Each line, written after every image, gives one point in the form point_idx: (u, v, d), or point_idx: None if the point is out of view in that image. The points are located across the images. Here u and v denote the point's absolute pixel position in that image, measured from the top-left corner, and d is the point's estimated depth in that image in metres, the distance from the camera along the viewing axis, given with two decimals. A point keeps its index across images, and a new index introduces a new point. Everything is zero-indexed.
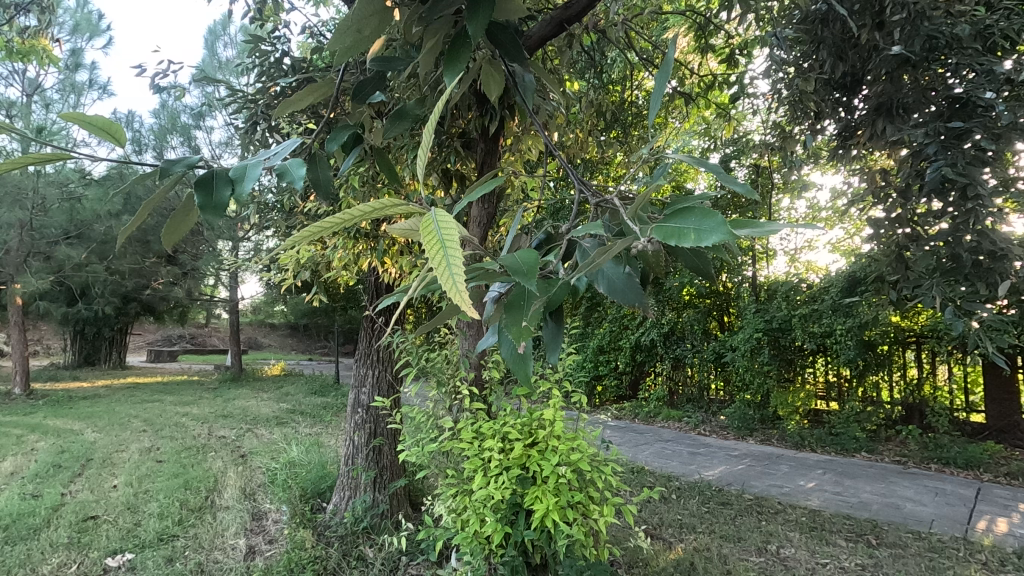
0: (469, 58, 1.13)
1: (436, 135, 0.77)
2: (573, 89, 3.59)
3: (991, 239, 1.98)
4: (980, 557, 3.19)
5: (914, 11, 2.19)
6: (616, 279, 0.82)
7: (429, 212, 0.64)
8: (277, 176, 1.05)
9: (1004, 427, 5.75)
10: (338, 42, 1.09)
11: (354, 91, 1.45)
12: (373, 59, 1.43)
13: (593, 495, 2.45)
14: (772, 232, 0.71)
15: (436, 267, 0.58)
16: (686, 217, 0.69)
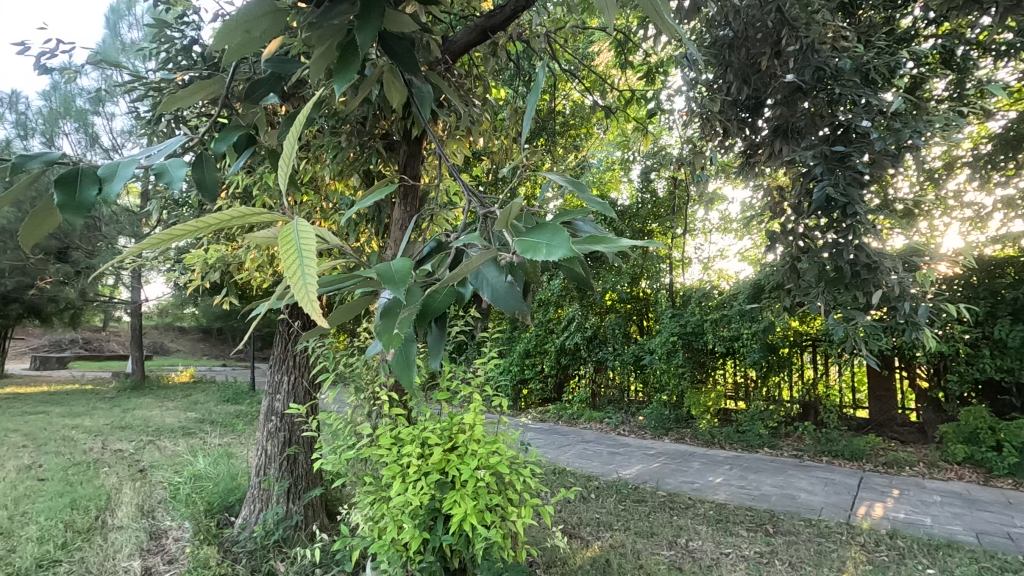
0: (359, 67, 1.15)
1: (300, 144, 0.76)
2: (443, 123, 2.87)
3: (867, 253, 2.25)
4: (860, 540, 3.53)
5: (805, 43, 2.40)
6: (499, 287, 0.82)
7: (292, 220, 0.64)
8: (154, 176, 1.01)
9: (882, 421, 6.41)
10: (225, 41, 1.03)
11: (247, 90, 1.42)
12: (267, 60, 1.39)
13: (512, 497, 2.48)
14: (627, 247, 0.75)
15: (289, 275, 0.59)
16: (539, 233, 0.73)
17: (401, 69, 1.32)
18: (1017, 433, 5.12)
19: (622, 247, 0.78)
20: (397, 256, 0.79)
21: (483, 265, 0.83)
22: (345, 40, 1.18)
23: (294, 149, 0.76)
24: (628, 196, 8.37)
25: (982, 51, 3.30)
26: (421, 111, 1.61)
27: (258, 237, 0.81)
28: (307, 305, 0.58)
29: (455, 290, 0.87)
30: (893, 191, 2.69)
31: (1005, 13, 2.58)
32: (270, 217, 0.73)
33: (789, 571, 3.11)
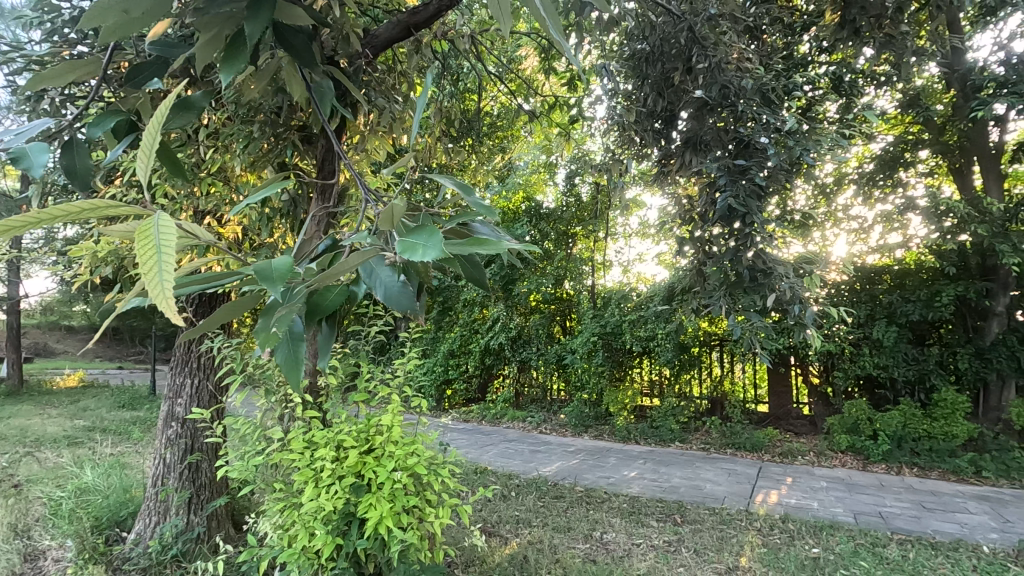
0: (248, 59, 1.14)
1: (161, 139, 0.72)
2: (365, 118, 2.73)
3: (763, 260, 2.46)
4: (757, 525, 3.81)
5: (713, 63, 2.64)
6: (391, 286, 0.83)
7: (154, 215, 0.62)
8: (13, 161, 0.97)
9: (780, 414, 6.93)
10: (97, 20, 0.95)
11: (128, 74, 1.34)
12: (150, 43, 1.34)
13: (430, 498, 2.46)
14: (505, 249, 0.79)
15: (145, 272, 0.58)
16: (422, 235, 0.78)
17: (298, 64, 1.28)
18: (890, 422, 5.73)
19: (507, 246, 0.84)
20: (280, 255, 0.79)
21: (378, 264, 0.86)
22: (236, 31, 1.14)
23: (155, 143, 0.73)
24: (553, 199, 8.57)
25: (865, 80, 3.68)
26: (321, 106, 1.59)
27: (113, 235, 0.77)
28: (163, 304, 0.57)
29: (346, 288, 0.91)
30: (789, 204, 2.94)
31: (882, 47, 2.90)
32: (130, 212, 0.69)
33: (694, 557, 3.30)
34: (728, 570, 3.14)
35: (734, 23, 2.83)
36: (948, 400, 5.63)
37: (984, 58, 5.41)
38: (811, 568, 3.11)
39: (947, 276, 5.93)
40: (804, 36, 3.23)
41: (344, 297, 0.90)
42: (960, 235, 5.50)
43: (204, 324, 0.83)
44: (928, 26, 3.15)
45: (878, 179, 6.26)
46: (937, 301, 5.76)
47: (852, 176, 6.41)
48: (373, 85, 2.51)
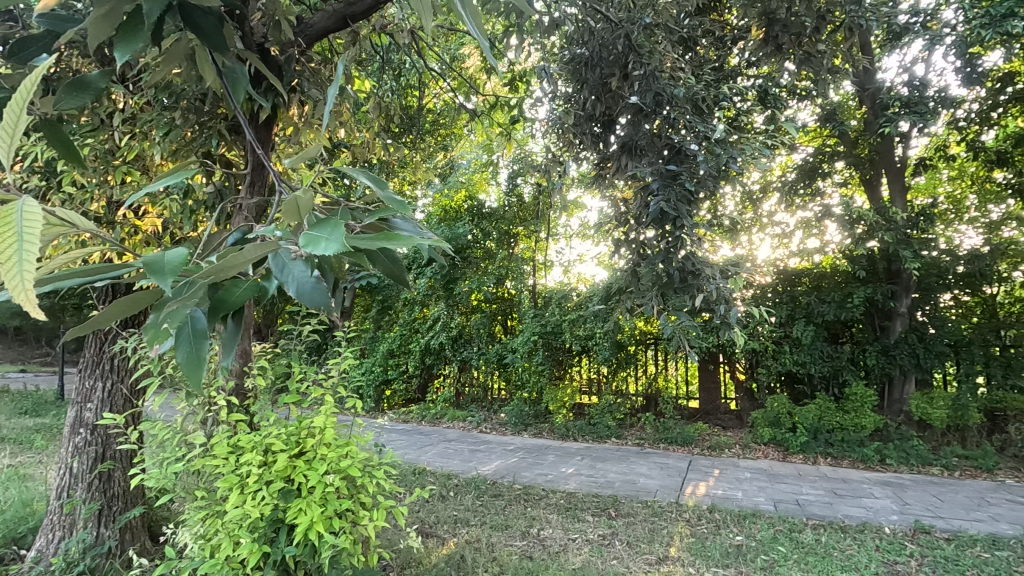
0: (147, 38, 1.09)
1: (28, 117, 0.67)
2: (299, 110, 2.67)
3: (692, 263, 2.58)
4: (686, 516, 3.97)
5: (648, 70, 2.75)
6: (304, 283, 0.82)
7: (21, 200, 0.61)
8: None
9: (709, 409, 7.23)
10: None
11: (13, 49, 1.24)
12: (38, 17, 1.23)
13: (364, 500, 2.40)
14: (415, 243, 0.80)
15: (4, 259, 0.56)
16: (325, 235, 0.77)
17: (206, 46, 1.22)
18: (807, 415, 6.13)
19: (420, 247, 0.83)
20: (174, 250, 0.77)
21: (290, 262, 0.83)
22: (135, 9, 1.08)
23: (22, 122, 0.68)
24: (496, 199, 8.61)
25: (787, 94, 3.93)
26: (234, 91, 1.54)
27: None
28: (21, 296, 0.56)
29: (255, 286, 0.86)
30: (718, 208, 3.09)
31: (801, 64, 3.11)
32: None
33: (626, 550, 3.40)
34: (658, 561, 3.25)
35: (668, 33, 2.95)
36: (857, 393, 6.09)
37: (890, 78, 5.89)
38: (735, 555, 3.28)
39: (859, 278, 6.41)
40: (734, 49, 3.40)
41: (253, 295, 0.86)
42: (869, 241, 5.93)
43: (90, 321, 0.79)
44: (842, 46, 3.40)
45: (799, 188, 6.64)
46: (849, 302, 6.21)
47: (776, 185, 6.77)
48: (306, 75, 2.42)
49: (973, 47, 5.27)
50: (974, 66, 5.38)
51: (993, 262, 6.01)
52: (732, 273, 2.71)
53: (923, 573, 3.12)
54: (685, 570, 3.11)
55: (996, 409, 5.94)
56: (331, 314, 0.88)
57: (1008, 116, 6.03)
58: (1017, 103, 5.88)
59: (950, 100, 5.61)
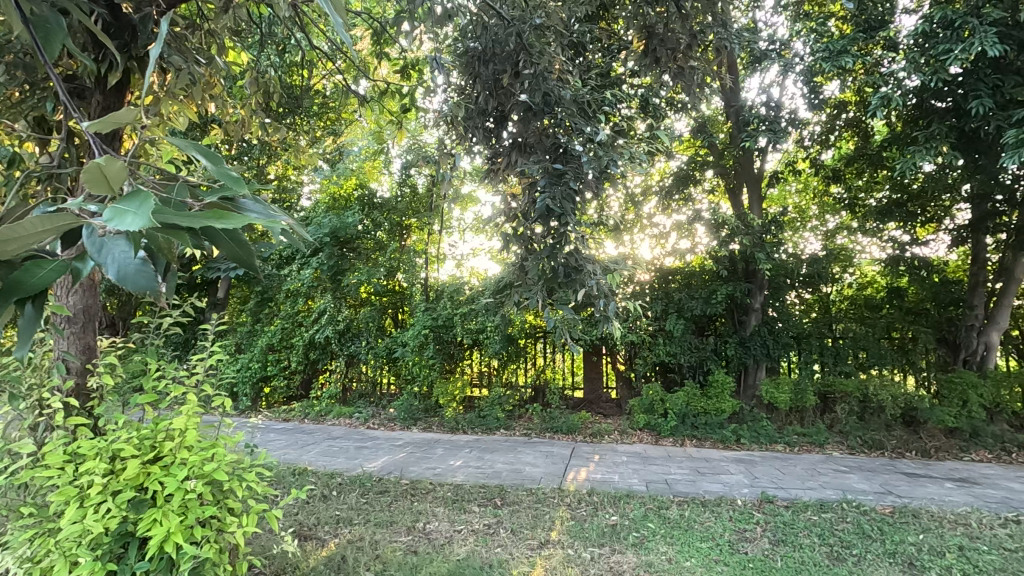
0: None
1: None
2: (157, 78, 2.42)
3: (575, 259, 2.71)
4: (567, 500, 4.17)
5: (537, 70, 2.83)
6: (125, 264, 0.79)
7: None
8: None
9: (592, 399, 7.61)
10: None
11: None
12: None
13: (232, 505, 2.22)
14: (238, 226, 0.82)
15: None
16: (134, 210, 0.75)
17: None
18: (677, 402, 6.69)
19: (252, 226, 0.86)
20: None
21: (109, 240, 0.81)
22: None
23: None
24: (388, 188, 8.48)
25: (666, 104, 4.24)
26: (44, 48, 1.35)
27: None
28: None
29: (67, 265, 0.83)
30: (601, 207, 3.26)
31: (676, 77, 3.38)
32: None
33: (510, 537, 3.49)
34: (540, 545, 3.37)
35: (558, 36, 3.04)
36: (718, 380, 6.76)
37: (752, 98, 6.56)
38: (610, 534, 3.50)
39: (722, 277, 7.07)
40: (619, 59, 3.60)
41: (63, 275, 0.83)
42: (730, 243, 6.48)
43: None
44: (712, 64, 3.74)
45: (674, 194, 7.41)
46: (713, 298, 6.85)
47: (655, 188, 7.44)
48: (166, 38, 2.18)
49: (816, 77, 6.04)
50: (817, 94, 6.18)
51: (828, 265, 6.95)
52: (612, 270, 2.87)
53: (766, 537, 3.54)
54: (565, 552, 3.25)
55: (827, 391, 6.78)
56: (157, 297, 0.86)
57: (842, 140, 7.00)
58: (849, 128, 6.83)
59: (797, 122, 6.38)
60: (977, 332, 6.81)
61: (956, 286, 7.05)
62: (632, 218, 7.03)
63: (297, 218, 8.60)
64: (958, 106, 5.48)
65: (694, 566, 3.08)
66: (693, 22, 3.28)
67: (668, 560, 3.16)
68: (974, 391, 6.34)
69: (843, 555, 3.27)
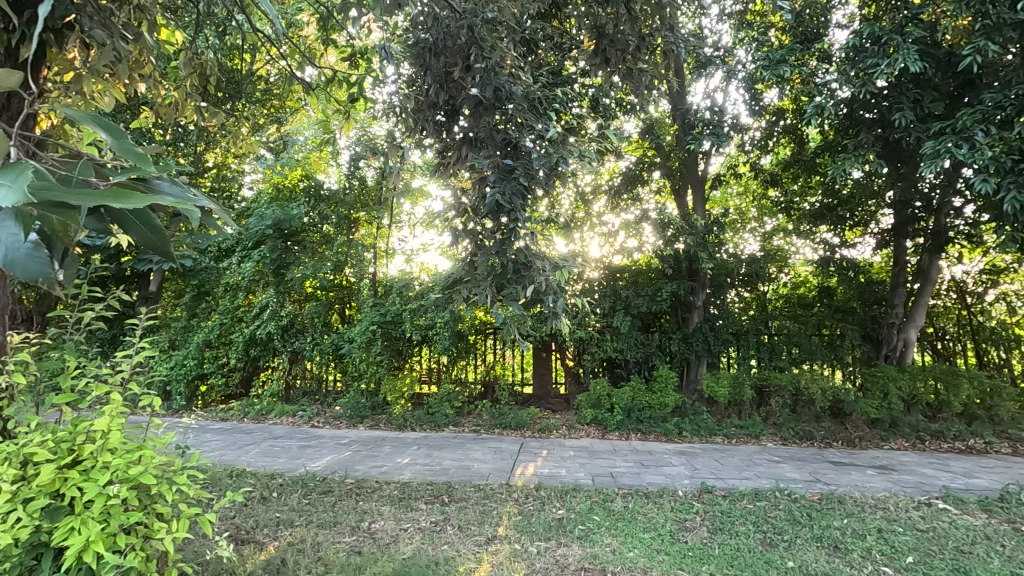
0: None
1: None
2: (77, 52, 2.25)
3: (524, 255, 2.72)
4: (515, 495, 4.18)
5: (489, 65, 2.81)
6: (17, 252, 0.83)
7: None
8: None
9: (541, 395, 7.66)
10: None
11: None
12: None
13: (161, 510, 2.10)
14: (134, 205, 0.76)
15: None
16: (9, 184, 0.71)
17: None
18: (623, 397, 6.85)
19: (154, 204, 0.81)
20: None
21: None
22: None
23: None
24: (336, 180, 8.27)
25: (616, 104, 4.30)
26: None
27: None
28: None
29: None
30: (552, 205, 3.29)
31: (624, 78, 3.44)
32: None
33: (457, 534, 3.48)
34: (487, 541, 3.37)
35: (509, 32, 3.03)
36: (662, 375, 6.96)
37: (697, 102, 6.77)
38: (556, 528, 3.54)
39: (667, 276, 7.28)
40: (571, 58, 3.63)
41: None
42: (675, 243, 6.66)
43: None
44: (660, 67, 3.83)
45: (622, 193, 7.57)
46: (658, 296, 7.04)
47: (604, 187, 7.58)
48: (87, 10, 2.02)
49: (757, 84, 6.31)
50: (758, 101, 6.45)
51: (765, 265, 7.30)
52: (561, 267, 2.89)
53: (705, 526, 3.68)
54: (511, 547, 3.27)
55: (763, 385, 7.10)
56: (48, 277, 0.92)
57: (780, 146, 7.33)
58: (787, 135, 7.15)
59: (740, 127, 6.64)
60: (897, 329, 7.33)
61: (880, 286, 7.54)
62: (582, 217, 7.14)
63: (238, 209, 8.24)
64: (883, 118, 5.85)
65: (637, 557, 3.15)
66: (642, 25, 3.35)
67: (612, 551, 3.23)
68: (893, 383, 6.80)
69: (775, 541, 3.44)
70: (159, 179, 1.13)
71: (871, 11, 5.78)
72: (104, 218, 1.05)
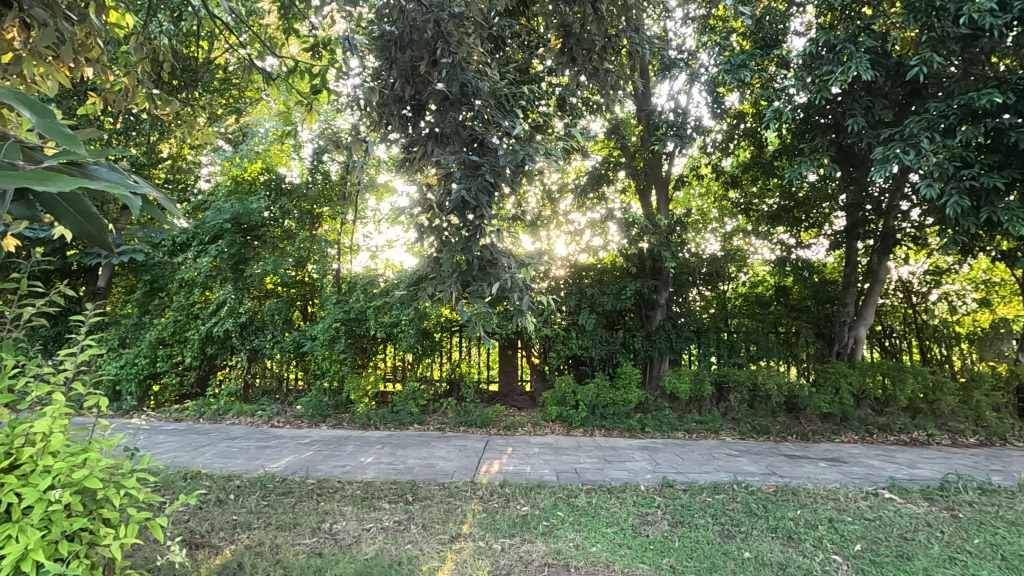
0: None
1: None
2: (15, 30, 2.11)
3: (489, 252, 2.72)
4: (479, 493, 4.18)
5: (455, 60, 2.78)
6: None
7: None
8: None
9: (507, 392, 7.67)
10: None
11: None
12: None
13: (107, 515, 2.01)
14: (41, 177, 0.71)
15: None
16: None
17: None
18: (588, 394, 6.93)
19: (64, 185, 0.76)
20: None
21: None
22: None
23: None
24: (298, 174, 8.18)
25: (582, 104, 4.33)
26: None
27: None
28: None
29: None
30: (518, 203, 3.29)
31: (590, 78, 3.47)
32: None
33: (421, 532, 3.45)
34: (451, 539, 3.36)
35: (477, 27, 3.01)
36: (626, 372, 7.07)
37: (661, 103, 6.89)
38: (520, 524, 3.56)
39: (631, 274, 7.39)
40: (538, 56, 3.64)
41: None
42: (640, 241, 6.76)
43: None
44: (625, 68, 3.87)
45: (588, 192, 7.65)
46: (623, 294, 7.14)
47: (570, 186, 7.63)
48: None
49: (719, 88, 6.46)
50: (720, 104, 6.61)
51: (725, 265, 7.49)
52: (527, 265, 2.90)
53: (665, 519, 3.75)
54: (475, 545, 3.26)
55: (722, 381, 7.29)
56: None
57: (740, 149, 7.52)
58: (747, 138, 7.36)
59: (702, 129, 6.77)
60: (848, 327, 7.60)
61: (833, 285, 7.84)
62: (548, 215, 7.18)
63: (194, 202, 7.95)
64: (837, 123, 6.07)
65: (599, 551, 3.19)
66: (608, 26, 3.38)
67: (576, 546, 3.26)
68: (844, 379, 7.08)
69: (732, 533, 3.54)
70: (95, 163, 1.08)
71: (827, 20, 5.99)
72: (33, 207, 0.99)
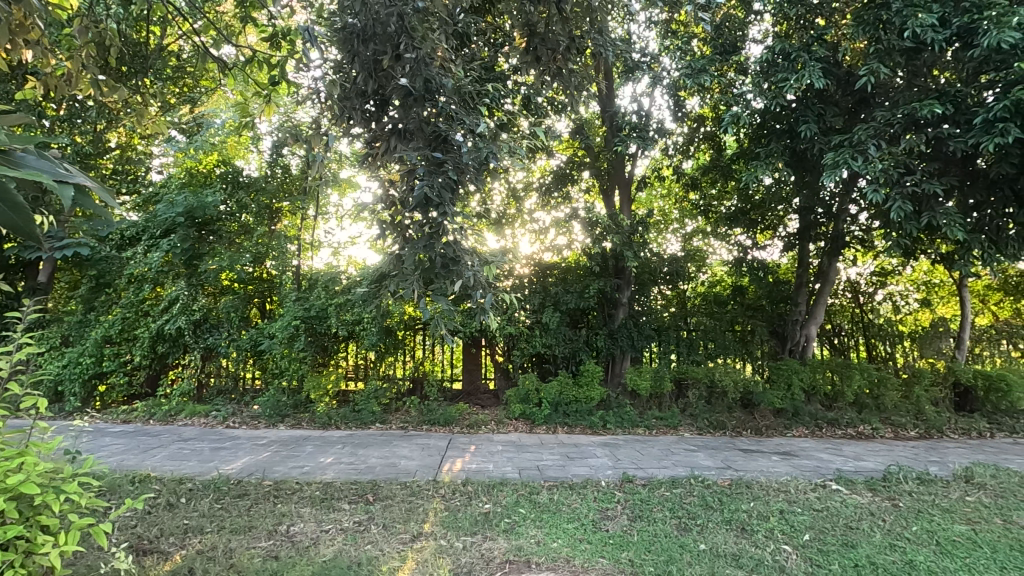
0: None
1: None
2: None
3: (452, 249, 2.72)
4: (442, 491, 4.16)
5: (418, 55, 2.73)
6: None
7: None
8: None
9: (470, 391, 7.65)
10: None
11: None
12: None
13: (46, 522, 1.91)
14: None
15: None
16: None
17: None
18: (551, 391, 6.99)
19: None
20: None
21: None
22: None
23: None
24: (256, 168, 7.91)
25: (546, 103, 4.36)
26: None
27: None
28: None
29: None
30: (482, 201, 3.28)
31: (554, 77, 3.48)
32: None
33: (381, 532, 3.41)
34: (412, 538, 3.33)
35: (441, 23, 2.97)
36: (589, 370, 7.16)
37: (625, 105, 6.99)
38: (482, 522, 3.56)
39: (594, 273, 7.48)
40: (503, 54, 3.63)
41: None
42: (602, 241, 6.85)
43: None
44: (589, 69, 3.91)
45: (553, 191, 7.71)
46: (586, 292, 7.23)
47: (535, 185, 7.66)
48: None
49: (680, 91, 6.62)
50: (681, 108, 6.76)
51: (686, 265, 7.66)
52: (490, 263, 2.90)
53: (625, 514, 3.81)
54: (436, 543, 3.25)
55: (681, 378, 7.47)
56: None
57: (700, 151, 7.71)
58: (706, 141, 7.55)
59: (664, 131, 6.91)
60: (800, 325, 7.95)
61: (786, 285, 8.14)
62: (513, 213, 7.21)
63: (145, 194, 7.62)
64: (792, 129, 6.28)
65: (560, 547, 3.22)
66: (572, 27, 3.40)
67: (537, 542, 3.29)
68: (796, 375, 7.34)
69: (689, 526, 3.63)
70: (21, 150, 1.02)
71: (782, 29, 6.20)
72: None
